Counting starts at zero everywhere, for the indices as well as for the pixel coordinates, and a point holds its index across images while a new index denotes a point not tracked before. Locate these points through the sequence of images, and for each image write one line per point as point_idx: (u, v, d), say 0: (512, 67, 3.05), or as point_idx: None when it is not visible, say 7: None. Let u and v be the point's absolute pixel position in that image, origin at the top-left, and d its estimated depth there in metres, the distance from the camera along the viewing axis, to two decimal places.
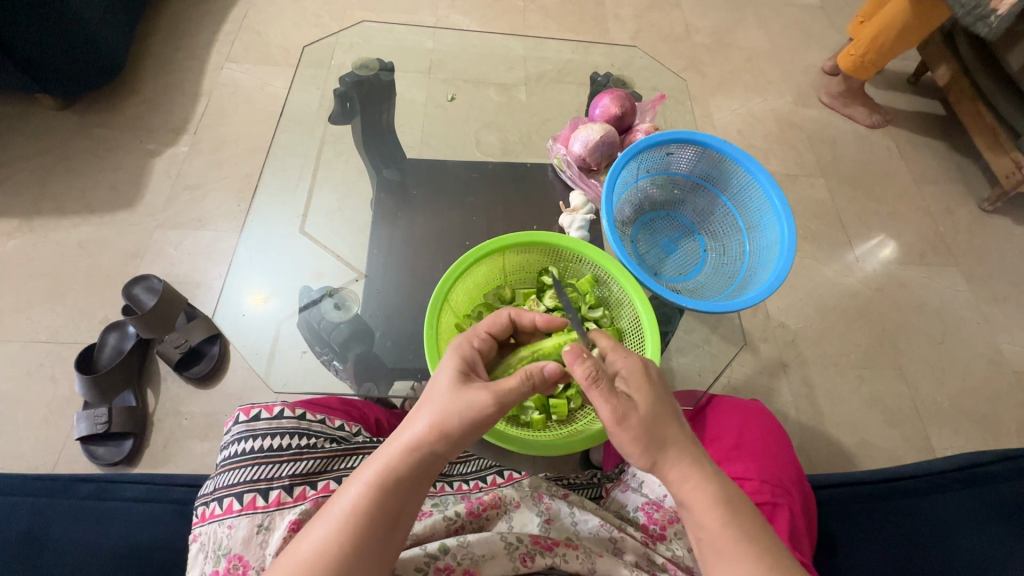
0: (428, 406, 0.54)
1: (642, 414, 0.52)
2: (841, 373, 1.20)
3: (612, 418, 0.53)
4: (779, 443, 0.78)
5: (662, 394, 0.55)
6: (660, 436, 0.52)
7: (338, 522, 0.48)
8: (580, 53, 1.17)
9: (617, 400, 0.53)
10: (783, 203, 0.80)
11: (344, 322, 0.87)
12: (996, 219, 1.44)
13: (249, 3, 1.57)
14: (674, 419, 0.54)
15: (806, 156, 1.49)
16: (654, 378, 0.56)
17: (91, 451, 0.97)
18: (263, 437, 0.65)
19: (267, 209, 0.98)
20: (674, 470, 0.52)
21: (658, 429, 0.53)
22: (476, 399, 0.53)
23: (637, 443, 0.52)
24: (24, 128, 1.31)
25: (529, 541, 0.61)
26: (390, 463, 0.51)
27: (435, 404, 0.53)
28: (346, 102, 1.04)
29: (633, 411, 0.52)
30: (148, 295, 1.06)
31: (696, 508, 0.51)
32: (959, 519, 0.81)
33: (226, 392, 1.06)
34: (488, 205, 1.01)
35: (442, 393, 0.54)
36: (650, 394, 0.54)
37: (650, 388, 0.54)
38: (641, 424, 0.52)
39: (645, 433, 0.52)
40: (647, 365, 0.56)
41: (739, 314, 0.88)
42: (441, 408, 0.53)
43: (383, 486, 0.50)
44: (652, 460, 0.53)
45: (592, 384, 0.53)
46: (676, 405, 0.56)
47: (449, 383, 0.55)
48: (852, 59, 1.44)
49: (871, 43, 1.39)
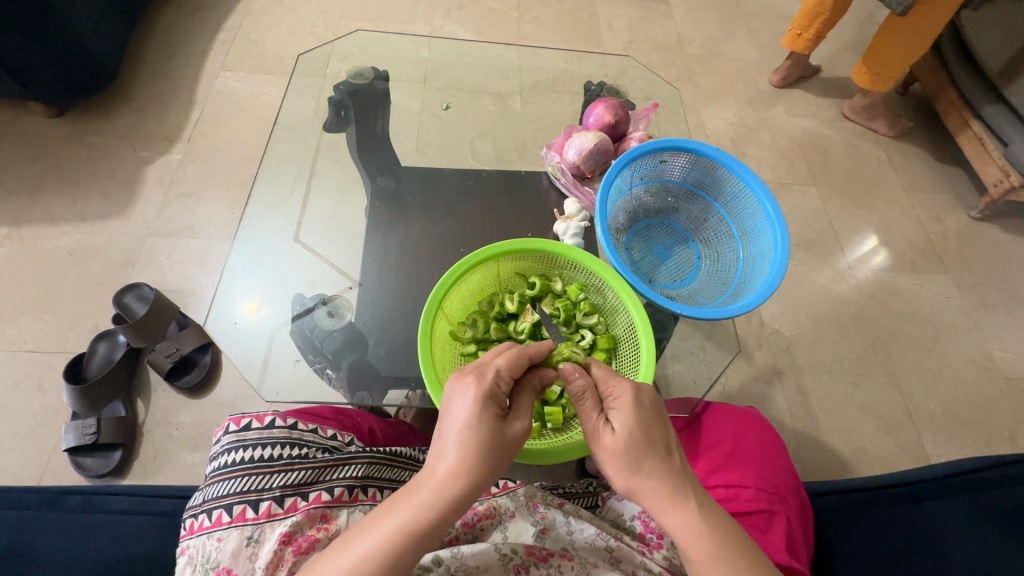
0: (456, 458, 0.49)
1: (619, 440, 0.52)
2: (835, 381, 1.20)
3: (591, 437, 0.54)
4: (775, 451, 0.78)
5: (650, 422, 0.54)
6: (637, 465, 0.51)
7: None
8: (573, 64, 1.19)
9: (596, 419, 0.55)
10: (777, 212, 0.80)
11: (338, 330, 0.86)
12: (986, 227, 1.45)
13: (244, 12, 1.58)
14: (657, 451, 0.52)
15: (797, 165, 1.51)
16: (645, 404, 0.55)
17: (78, 462, 0.96)
18: (253, 447, 0.64)
19: (259, 218, 0.97)
20: (650, 498, 0.51)
21: (637, 457, 0.52)
22: (510, 439, 0.52)
23: (613, 465, 0.53)
24: (16, 134, 1.31)
25: (524, 552, 0.60)
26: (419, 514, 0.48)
27: (463, 450, 0.50)
28: (340, 110, 1.05)
29: (609, 435, 0.53)
30: (138, 303, 1.04)
31: (681, 540, 0.50)
32: (955, 527, 0.80)
33: (218, 401, 1.05)
34: (483, 213, 1.01)
35: (475, 440, 0.50)
36: (638, 423, 0.53)
37: (638, 413, 0.54)
38: (618, 449, 0.52)
39: (621, 458, 0.52)
40: (637, 389, 0.55)
41: (733, 320, 0.88)
42: (475, 450, 0.50)
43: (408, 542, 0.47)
44: (629, 485, 0.52)
45: (580, 400, 0.56)
46: (667, 431, 0.54)
47: (478, 428, 0.50)
48: (864, 74, 1.46)
49: (887, 64, 1.41)
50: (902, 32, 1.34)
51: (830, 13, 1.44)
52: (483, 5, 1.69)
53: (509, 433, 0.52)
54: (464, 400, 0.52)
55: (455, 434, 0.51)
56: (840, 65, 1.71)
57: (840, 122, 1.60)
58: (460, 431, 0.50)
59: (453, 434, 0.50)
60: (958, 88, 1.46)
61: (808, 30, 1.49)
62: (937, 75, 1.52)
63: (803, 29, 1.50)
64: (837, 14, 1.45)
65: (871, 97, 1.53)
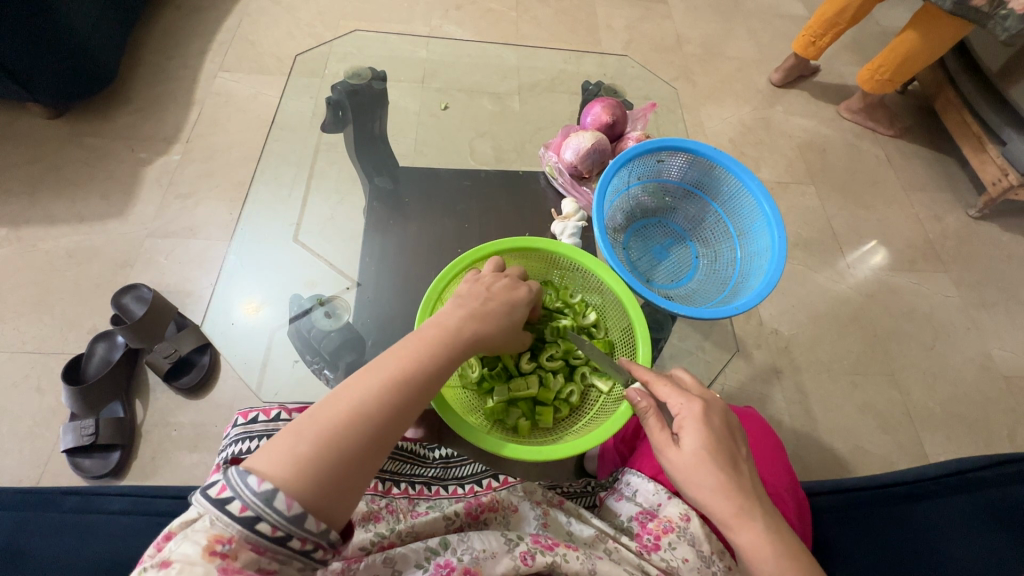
0: (486, 301, 0.62)
1: (686, 458, 0.54)
2: (834, 380, 1.20)
3: (658, 450, 0.56)
4: (774, 451, 0.77)
5: (719, 441, 0.55)
6: (704, 475, 0.53)
7: (397, 394, 0.50)
8: (572, 64, 1.19)
9: (666, 435, 0.56)
10: (774, 212, 0.80)
11: (334, 331, 0.86)
12: (985, 226, 1.45)
13: (243, 13, 1.58)
14: (728, 466, 0.53)
15: (796, 164, 1.51)
16: (715, 425, 0.56)
17: (77, 464, 0.95)
18: (260, 438, 0.64)
19: (257, 218, 0.97)
20: (722, 513, 0.52)
21: (701, 473, 0.53)
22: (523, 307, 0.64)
23: (681, 478, 0.55)
24: (14, 135, 1.31)
25: (529, 540, 0.59)
26: (452, 335, 0.57)
27: (497, 299, 0.63)
28: (339, 111, 1.04)
29: (674, 451, 0.55)
30: (136, 304, 1.04)
31: (753, 557, 0.51)
32: (954, 526, 0.80)
33: (217, 402, 1.05)
34: (481, 213, 1.01)
35: (505, 296, 0.63)
36: (709, 441, 0.54)
37: (705, 436, 0.54)
38: (681, 465, 0.54)
39: (686, 470, 0.54)
40: (705, 412, 0.56)
41: (730, 319, 0.89)
42: (505, 306, 0.63)
43: (448, 354, 0.56)
44: (697, 497, 0.53)
45: (645, 417, 0.58)
46: (736, 447, 0.55)
47: (509, 291, 0.64)
48: (875, 82, 1.45)
49: (902, 69, 1.41)
50: (914, 37, 1.35)
51: (846, 25, 1.47)
52: (481, 5, 1.69)
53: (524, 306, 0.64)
54: (501, 280, 0.66)
55: (494, 290, 0.63)
56: (839, 65, 1.71)
57: (838, 121, 1.60)
58: (499, 290, 0.64)
59: (499, 292, 0.63)
60: (957, 88, 1.46)
61: (822, 39, 1.50)
62: (936, 76, 1.53)
63: (817, 37, 1.50)
64: (851, 26, 1.48)
65: (870, 97, 1.53)
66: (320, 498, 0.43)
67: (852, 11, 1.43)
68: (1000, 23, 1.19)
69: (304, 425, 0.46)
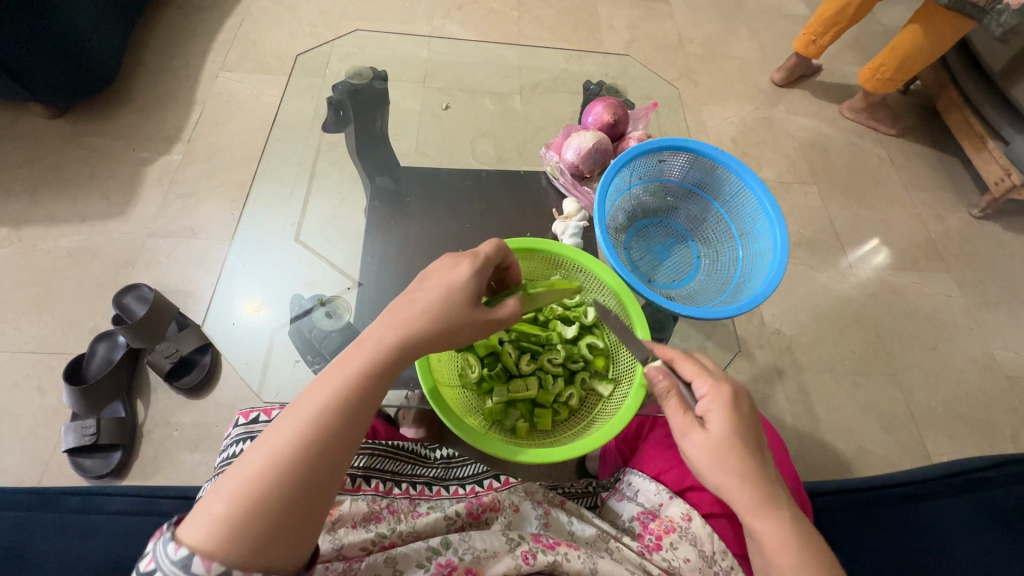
0: (418, 305, 0.54)
1: (712, 441, 0.53)
2: (836, 380, 1.20)
3: (681, 433, 0.55)
4: (776, 452, 0.77)
5: (746, 427, 0.54)
6: (727, 460, 0.52)
7: (318, 427, 0.47)
8: (573, 64, 1.19)
9: (691, 418, 0.55)
10: (776, 211, 0.80)
11: (335, 331, 0.86)
12: (987, 226, 1.45)
13: (244, 13, 1.58)
14: (752, 454, 0.53)
15: (798, 164, 1.50)
16: (743, 411, 0.55)
17: (78, 463, 0.95)
18: None
19: (258, 218, 0.97)
20: (744, 500, 0.52)
21: (725, 456, 0.52)
22: (472, 309, 0.55)
23: (704, 461, 0.53)
24: (16, 135, 1.31)
25: (531, 540, 0.59)
26: (376, 352, 0.51)
27: (432, 302, 0.54)
28: (340, 111, 1.05)
29: (699, 433, 0.54)
30: (138, 304, 1.04)
31: (771, 546, 0.50)
32: (957, 526, 0.80)
33: (218, 402, 1.05)
34: (482, 213, 1.01)
35: (443, 296, 0.55)
36: (737, 426, 0.53)
37: (733, 420, 0.54)
38: (707, 448, 0.53)
39: (709, 454, 0.53)
40: (735, 396, 0.55)
41: (732, 319, 0.89)
42: (444, 310, 0.54)
43: (373, 372, 0.51)
44: (718, 482, 0.53)
45: (667, 399, 0.57)
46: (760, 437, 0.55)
47: (451, 289, 0.55)
48: (876, 81, 1.45)
49: (903, 68, 1.41)
50: (915, 36, 1.34)
51: (847, 23, 1.46)
52: (483, 5, 1.68)
53: (473, 309, 0.56)
54: (447, 272, 0.57)
55: (429, 290, 0.55)
56: (841, 65, 1.71)
57: (840, 121, 1.59)
58: (435, 289, 0.55)
59: (434, 292, 0.55)
60: (959, 87, 1.46)
61: (823, 37, 1.49)
62: (938, 75, 1.52)
63: (819, 35, 1.50)
64: (852, 23, 1.47)
65: (872, 97, 1.52)
66: (249, 553, 0.42)
67: (853, 10, 1.42)
68: (995, 19, 1.20)
69: (226, 482, 0.45)
